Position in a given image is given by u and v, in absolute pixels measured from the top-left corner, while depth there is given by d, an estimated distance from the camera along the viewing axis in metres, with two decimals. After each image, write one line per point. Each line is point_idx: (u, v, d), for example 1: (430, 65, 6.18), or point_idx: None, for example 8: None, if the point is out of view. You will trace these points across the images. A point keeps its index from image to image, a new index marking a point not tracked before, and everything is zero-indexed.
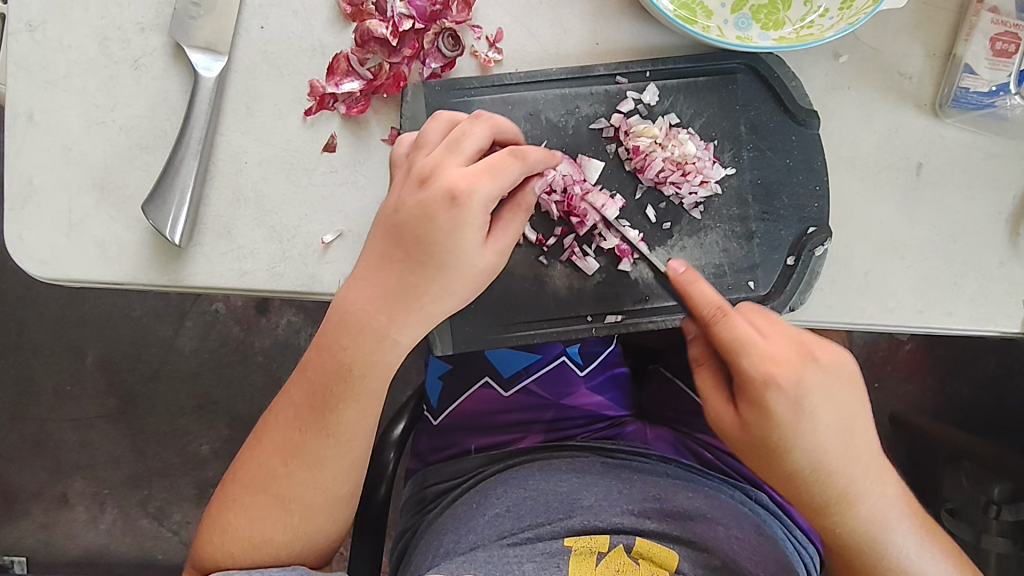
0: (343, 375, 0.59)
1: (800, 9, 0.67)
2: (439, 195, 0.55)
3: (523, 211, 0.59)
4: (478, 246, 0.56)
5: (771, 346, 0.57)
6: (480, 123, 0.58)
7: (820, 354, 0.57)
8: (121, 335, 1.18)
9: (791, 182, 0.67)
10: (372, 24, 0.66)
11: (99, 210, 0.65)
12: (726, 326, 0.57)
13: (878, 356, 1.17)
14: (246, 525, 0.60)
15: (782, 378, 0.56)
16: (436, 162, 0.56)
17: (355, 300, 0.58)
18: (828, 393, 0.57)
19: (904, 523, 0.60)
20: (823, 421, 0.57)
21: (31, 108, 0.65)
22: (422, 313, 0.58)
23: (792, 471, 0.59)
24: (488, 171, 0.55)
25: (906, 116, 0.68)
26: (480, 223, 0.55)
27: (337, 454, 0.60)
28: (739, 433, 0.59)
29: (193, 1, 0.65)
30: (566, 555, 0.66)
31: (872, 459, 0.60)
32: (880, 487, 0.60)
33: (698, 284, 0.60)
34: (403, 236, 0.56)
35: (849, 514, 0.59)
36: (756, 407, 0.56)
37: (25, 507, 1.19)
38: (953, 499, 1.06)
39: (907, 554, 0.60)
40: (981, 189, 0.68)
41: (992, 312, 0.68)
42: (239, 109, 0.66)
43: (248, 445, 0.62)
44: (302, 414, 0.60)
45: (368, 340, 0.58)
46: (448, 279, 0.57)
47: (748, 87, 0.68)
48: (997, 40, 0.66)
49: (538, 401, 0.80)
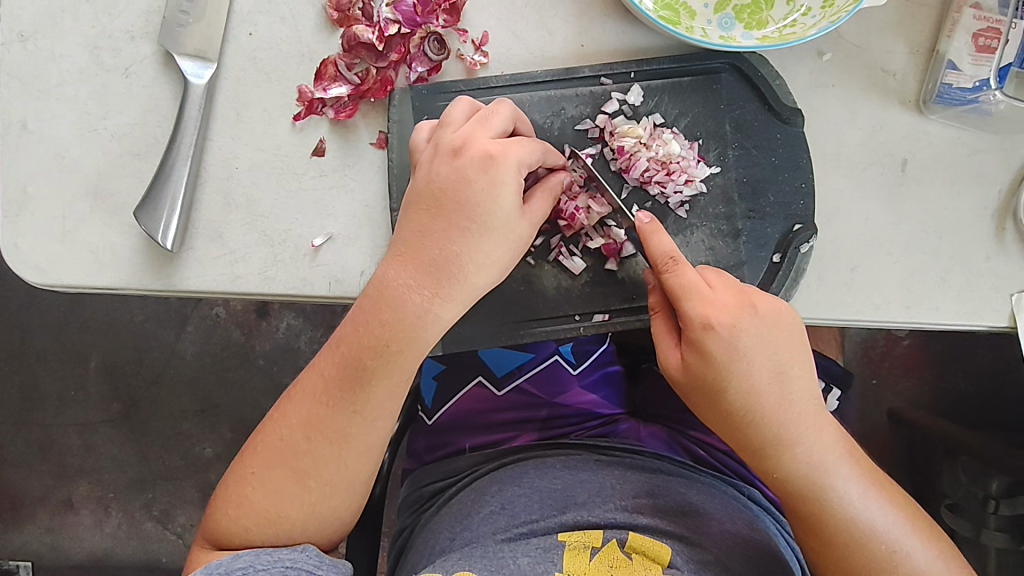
0: (378, 350, 0.59)
1: (783, 7, 0.67)
2: (476, 159, 0.58)
3: (550, 189, 0.62)
4: (516, 211, 0.59)
5: (713, 293, 0.60)
6: (504, 106, 0.61)
7: (760, 302, 0.61)
8: (123, 340, 1.19)
9: (777, 180, 0.68)
10: (359, 30, 0.67)
11: (93, 216, 0.66)
12: (673, 274, 0.60)
13: (876, 352, 1.18)
14: (260, 498, 0.60)
15: (719, 321, 0.59)
16: (467, 136, 0.59)
17: (395, 275, 0.59)
18: (764, 338, 0.60)
19: (846, 469, 0.61)
20: (759, 365, 0.60)
21: (25, 117, 0.66)
22: (466, 285, 0.59)
23: (730, 412, 0.61)
24: (520, 142, 0.59)
25: (891, 112, 0.69)
26: (517, 185, 0.59)
27: (361, 431, 0.61)
28: (683, 376, 0.61)
29: (182, 9, 0.66)
30: (560, 549, 0.66)
31: (813, 409, 0.62)
32: (817, 433, 0.61)
33: (658, 234, 0.61)
34: (444, 204, 0.59)
35: (788, 457, 0.61)
36: (697, 349, 0.59)
37: (31, 511, 1.20)
38: (953, 495, 1.05)
39: (850, 501, 0.61)
40: (966, 184, 0.68)
41: (979, 307, 0.68)
42: (229, 115, 0.67)
43: (267, 422, 0.62)
44: (330, 390, 0.60)
45: (407, 314, 0.58)
46: (490, 244, 0.59)
47: (732, 86, 0.68)
48: (981, 35, 0.67)
49: (531, 400, 0.81)
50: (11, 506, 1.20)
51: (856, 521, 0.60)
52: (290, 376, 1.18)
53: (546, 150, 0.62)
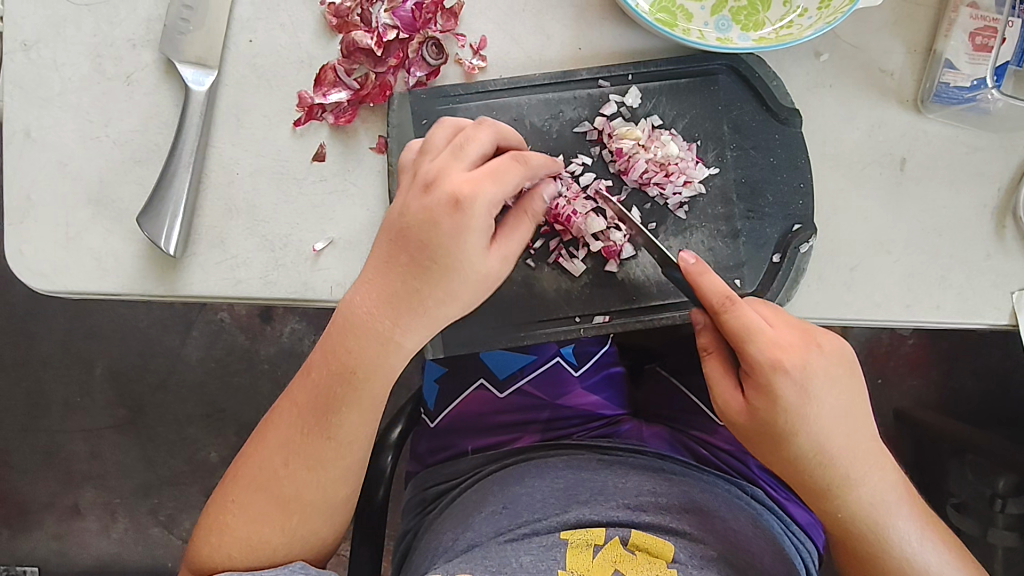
0: (345, 377, 0.60)
1: (779, 9, 0.67)
2: (444, 200, 0.56)
3: (529, 218, 0.61)
4: (482, 251, 0.57)
5: (781, 335, 0.59)
6: (486, 129, 0.59)
7: (823, 341, 0.60)
8: (128, 346, 1.19)
9: (775, 180, 0.68)
10: (358, 35, 0.67)
11: (96, 224, 0.67)
12: (738, 318, 0.58)
13: (880, 351, 1.17)
14: (243, 526, 0.61)
15: (790, 364, 0.58)
16: (442, 167, 0.58)
17: (359, 305, 0.59)
18: (829, 379, 0.60)
19: (901, 508, 0.62)
20: (826, 406, 0.60)
21: (28, 126, 0.67)
22: (427, 318, 0.59)
23: (795, 454, 0.61)
24: (491, 176, 0.57)
25: (889, 111, 0.69)
26: (484, 228, 0.57)
27: (337, 455, 0.62)
28: (745, 419, 0.61)
29: (182, 17, 0.66)
30: (563, 547, 0.67)
31: (870, 446, 0.62)
32: (876, 471, 0.62)
33: (708, 275, 0.60)
34: (409, 241, 0.57)
35: (850, 496, 0.61)
36: (766, 392, 0.59)
37: (38, 517, 1.21)
38: (959, 494, 1.06)
39: (909, 541, 0.61)
40: (966, 183, 0.69)
41: (979, 305, 0.68)
42: (230, 121, 0.67)
43: (250, 444, 0.64)
44: (306, 417, 0.61)
45: (371, 343, 0.59)
46: (451, 285, 0.58)
47: (729, 87, 0.68)
48: (977, 34, 0.67)
49: (532, 401, 0.81)
50: (18, 512, 1.21)
51: (916, 561, 0.61)
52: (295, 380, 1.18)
53: (532, 173, 0.59)
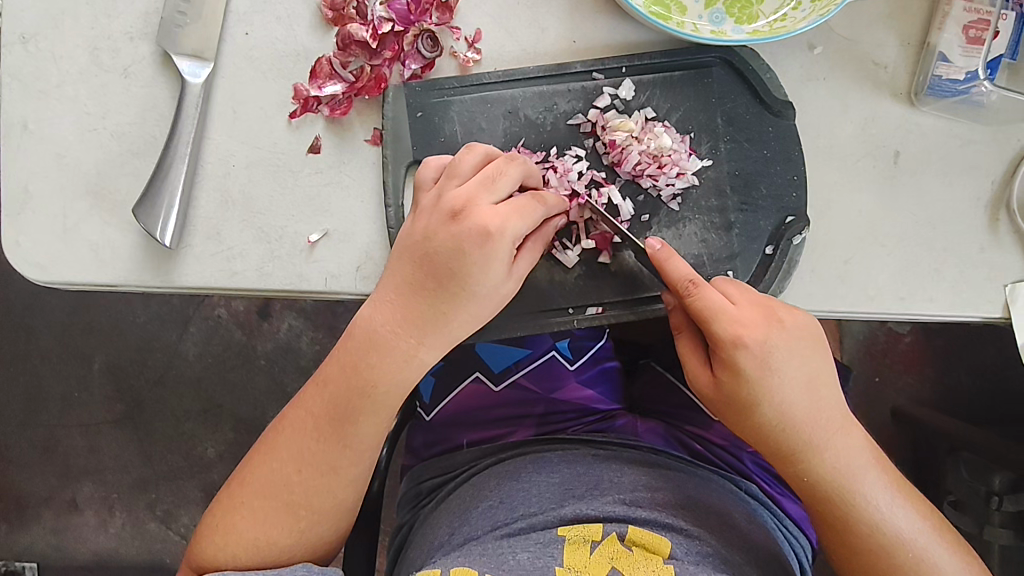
0: (366, 390, 0.61)
1: (773, 2, 0.68)
2: (474, 231, 0.59)
3: (544, 244, 0.63)
4: (504, 277, 0.60)
5: (740, 310, 0.60)
6: (515, 164, 0.62)
7: (785, 316, 0.61)
8: (127, 342, 1.20)
9: (769, 173, 0.68)
10: (353, 28, 0.68)
11: (93, 215, 0.67)
12: (696, 296, 0.60)
13: (877, 349, 1.18)
14: (251, 530, 0.62)
15: (750, 338, 0.59)
16: (469, 197, 0.60)
17: (380, 320, 0.61)
18: (791, 352, 0.61)
19: (871, 475, 0.62)
20: (790, 378, 0.61)
21: (26, 118, 0.68)
22: (445, 336, 0.61)
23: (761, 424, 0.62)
24: (518, 212, 0.60)
25: (882, 104, 0.69)
26: (508, 259, 0.59)
27: (350, 463, 0.63)
28: (713, 393, 0.62)
29: (180, 10, 0.67)
30: (560, 543, 0.67)
31: (837, 415, 0.63)
32: (843, 439, 0.62)
33: (673, 260, 0.61)
34: (435, 265, 0.59)
35: (816, 463, 0.62)
36: (728, 367, 0.60)
37: (36, 512, 1.21)
38: (956, 492, 1.06)
39: (877, 506, 0.61)
40: (959, 176, 0.69)
41: (972, 298, 0.68)
42: (226, 113, 0.68)
43: (263, 446, 0.64)
44: (321, 426, 0.62)
45: (395, 357, 0.61)
46: (475, 306, 0.60)
47: (724, 80, 0.69)
48: (970, 27, 0.67)
49: (527, 395, 0.82)
50: (16, 507, 1.21)
51: (884, 527, 0.61)
52: (293, 376, 1.18)
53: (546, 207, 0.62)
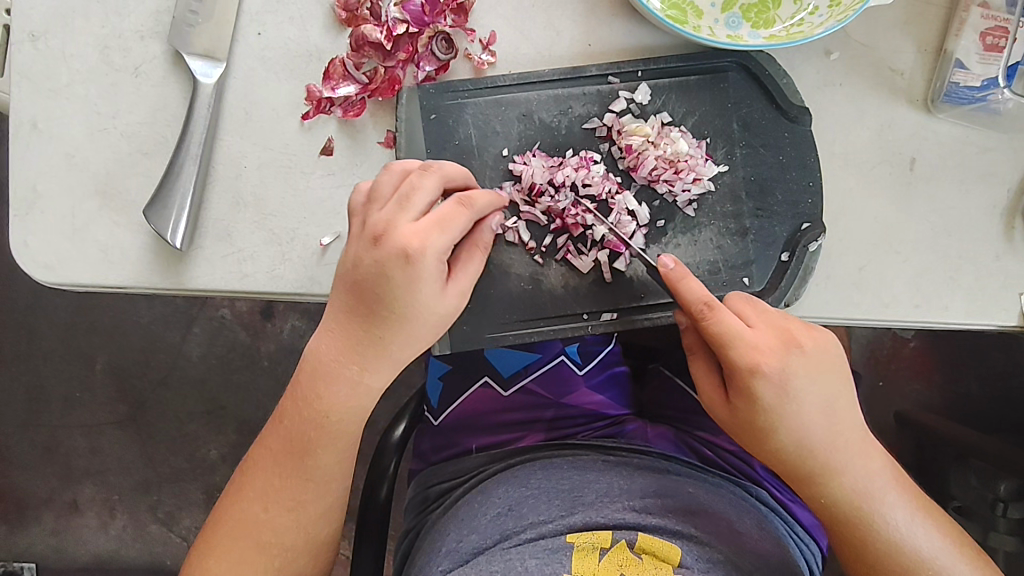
0: (319, 422, 0.61)
1: (790, 7, 0.67)
2: (394, 253, 0.56)
3: (479, 250, 0.61)
4: (436, 295, 0.58)
5: (757, 335, 0.59)
6: (429, 175, 0.59)
7: (805, 340, 0.60)
8: (130, 342, 1.19)
9: (784, 178, 0.68)
10: (367, 29, 0.67)
11: (102, 215, 0.66)
12: (711, 320, 0.59)
13: (883, 355, 1.17)
14: (224, 572, 0.62)
15: (767, 366, 0.58)
16: (389, 219, 0.57)
17: (326, 350, 0.60)
18: (811, 377, 0.59)
19: (892, 494, 0.62)
20: (809, 403, 0.60)
21: (35, 116, 0.67)
22: (390, 359, 0.60)
23: (779, 450, 0.61)
24: (438, 225, 0.57)
25: (898, 111, 0.69)
26: (436, 277, 0.57)
27: (315, 496, 0.63)
28: (729, 417, 0.62)
29: (191, 9, 0.66)
30: (569, 550, 0.66)
31: (858, 435, 0.62)
32: (863, 459, 0.62)
33: (687, 282, 0.60)
34: (365, 291, 0.58)
35: (837, 488, 0.61)
36: (745, 394, 0.59)
37: (37, 513, 1.21)
38: (963, 498, 1.05)
39: (897, 527, 0.61)
40: (975, 183, 0.68)
41: (987, 306, 0.68)
42: (239, 113, 0.67)
43: (231, 489, 0.64)
44: (281, 462, 0.62)
45: (340, 386, 0.60)
46: (411, 326, 0.58)
47: (740, 85, 0.68)
48: (988, 34, 0.67)
49: (538, 400, 0.81)
50: (16, 508, 1.21)
51: (904, 547, 0.61)
52: None
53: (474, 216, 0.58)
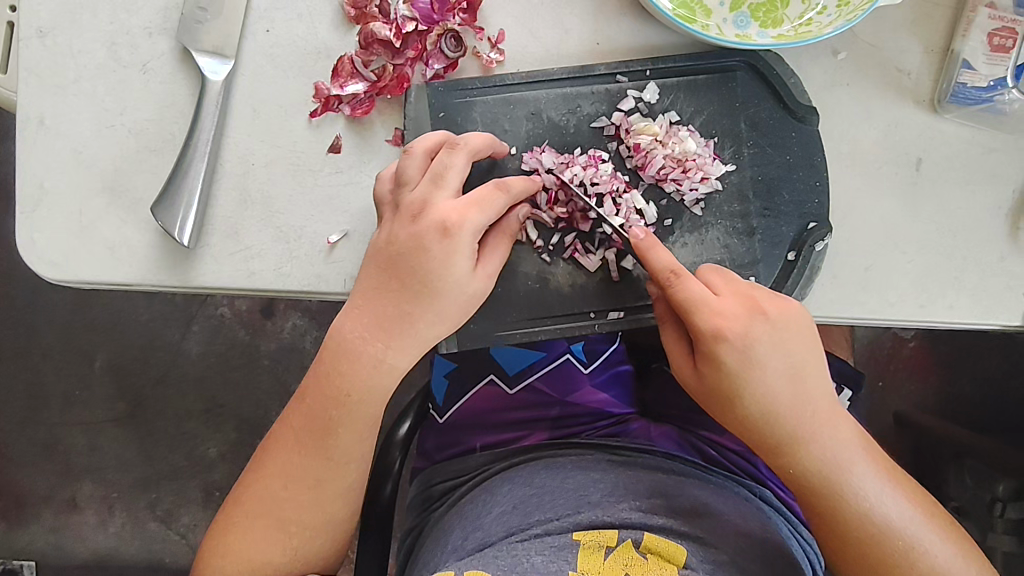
0: (341, 399, 0.61)
1: (798, 6, 0.67)
2: (434, 227, 0.58)
3: (509, 236, 0.62)
4: (469, 273, 0.59)
5: (721, 301, 0.60)
6: (459, 153, 0.60)
7: (770, 307, 0.61)
8: (130, 340, 1.19)
9: (791, 178, 0.68)
10: (376, 27, 0.67)
11: (110, 212, 0.66)
12: (678, 287, 0.59)
13: (882, 353, 1.18)
14: (244, 548, 0.62)
15: (728, 328, 0.59)
16: (425, 198, 0.59)
17: (351, 330, 0.60)
18: (774, 344, 0.60)
19: (863, 464, 0.61)
20: (772, 368, 0.60)
21: (42, 113, 0.67)
22: (418, 340, 0.60)
23: (746, 417, 0.61)
24: (477, 204, 0.58)
25: (905, 111, 0.69)
26: (471, 252, 0.58)
27: (336, 475, 0.63)
28: (696, 385, 0.62)
29: (200, 6, 0.66)
30: (575, 548, 0.66)
31: (828, 406, 0.62)
32: (833, 430, 0.61)
33: (656, 250, 0.60)
34: (397, 266, 0.59)
35: (805, 459, 0.61)
36: (708, 358, 0.60)
37: (36, 510, 1.20)
38: (959, 498, 1.04)
39: (866, 495, 0.60)
40: (981, 184, 0.69)
41: (992, 306, 0.68)
42: (247, 111, 0.67)
43: (251, 468, 0.64)
44: (303, 439, 0.62)
45: (362, 365, 0.60)
46: (442, 305, 0.59)
47: (747, 84, 0.68)
48: (995, 35, 0.67)
49: (542, 397, 0.81)
50: (15, 505, 1.20)
51: (872, 515, 0.60)
52: (298, 376, 1.17)
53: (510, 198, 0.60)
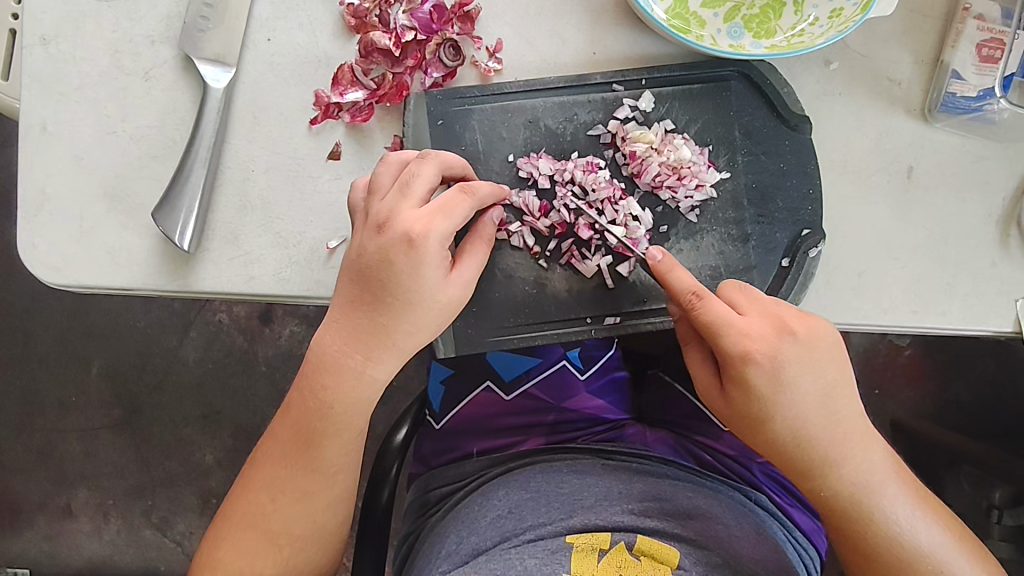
0: (322, 412, 0.61)
1: (791, 18, 0.69)
2: (398, 238, 0.57)
3: (484, 244, 0.62)
4: (441, 281, 0.59)
5: (748, 322, 0.60)
6: (428, 163, 0.60)
7: (798, 327, 0.60)
8: (127, 345, 1.19)
9: (785, 186, 0.69)
10: (376, 35, 0.68)
11: (110, 218, 0.67)
12: (702, 309, 0.59)
13: (878, 363, 1.18)
14: (234, 561, 0.62)
15: (758, 351, 0.59)
16: (391, 208, 0.58)
17: (329, 343, 0.60)
18: (806, 365, 0.60)
19: (893, 488, 0.62)
20: (803, 392, 0.60)
21: (45, 119, 0.67)
22: (396, 349, 0.60)
23: (775, 439, 0.61)
24: (440, 212, 0.58)
25: (896, 120, 0.70)
26: (439, 261, 0.58)
27: (323, 487, 0.63)
28: (724, 407, 0.62)
29: (203, 15, 0.67)
30: (568, 551, 0.66)
31: (856, 426, 0.62)
32: (862, 452, 0.62)
33: (676, 271, 0.62)
34: (367, 280, 0.58)
35: (835, 481, 0.62)
36: (737, 381, 0.60)
37: (30, 518, 1.20)
38: (957, 505, 1.08)
39: (898, 521, 0.61)
40: (971, 192, 0.70)
41: (984, 311, 0.69)
42: (248, 118, 0.68)
43: (239, 484, 0.65)
44: (291, 450, 0.62)
45: (345, 377, 0.60)
46: (416, 314, 0.59)
47: (741, 93, 0.69)
48: (984, 46, 0.68)
49: (538, 404, 0.82)
50: (10, 512, 1.20)
51: (905, 540, 0.61)
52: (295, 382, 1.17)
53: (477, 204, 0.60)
